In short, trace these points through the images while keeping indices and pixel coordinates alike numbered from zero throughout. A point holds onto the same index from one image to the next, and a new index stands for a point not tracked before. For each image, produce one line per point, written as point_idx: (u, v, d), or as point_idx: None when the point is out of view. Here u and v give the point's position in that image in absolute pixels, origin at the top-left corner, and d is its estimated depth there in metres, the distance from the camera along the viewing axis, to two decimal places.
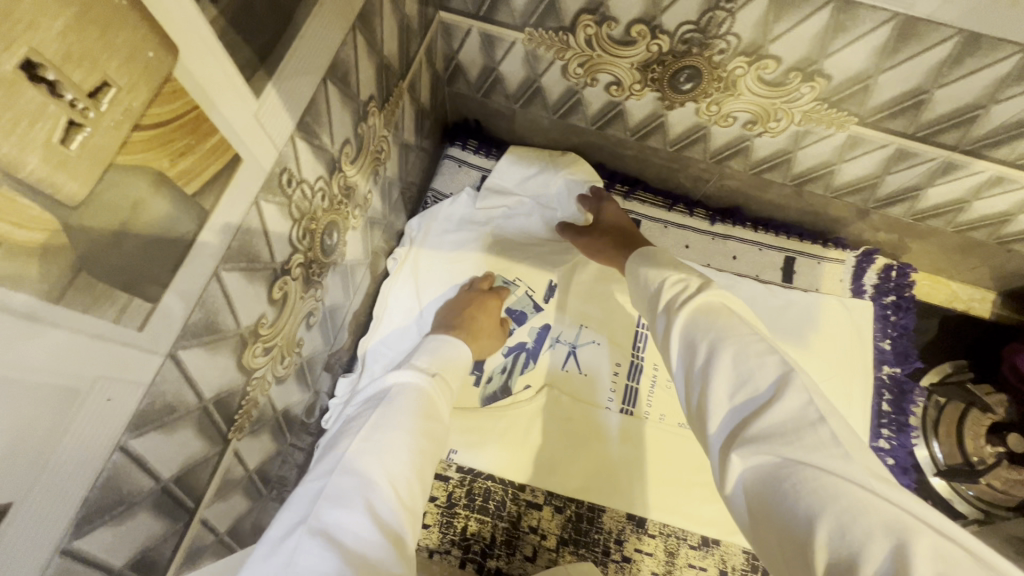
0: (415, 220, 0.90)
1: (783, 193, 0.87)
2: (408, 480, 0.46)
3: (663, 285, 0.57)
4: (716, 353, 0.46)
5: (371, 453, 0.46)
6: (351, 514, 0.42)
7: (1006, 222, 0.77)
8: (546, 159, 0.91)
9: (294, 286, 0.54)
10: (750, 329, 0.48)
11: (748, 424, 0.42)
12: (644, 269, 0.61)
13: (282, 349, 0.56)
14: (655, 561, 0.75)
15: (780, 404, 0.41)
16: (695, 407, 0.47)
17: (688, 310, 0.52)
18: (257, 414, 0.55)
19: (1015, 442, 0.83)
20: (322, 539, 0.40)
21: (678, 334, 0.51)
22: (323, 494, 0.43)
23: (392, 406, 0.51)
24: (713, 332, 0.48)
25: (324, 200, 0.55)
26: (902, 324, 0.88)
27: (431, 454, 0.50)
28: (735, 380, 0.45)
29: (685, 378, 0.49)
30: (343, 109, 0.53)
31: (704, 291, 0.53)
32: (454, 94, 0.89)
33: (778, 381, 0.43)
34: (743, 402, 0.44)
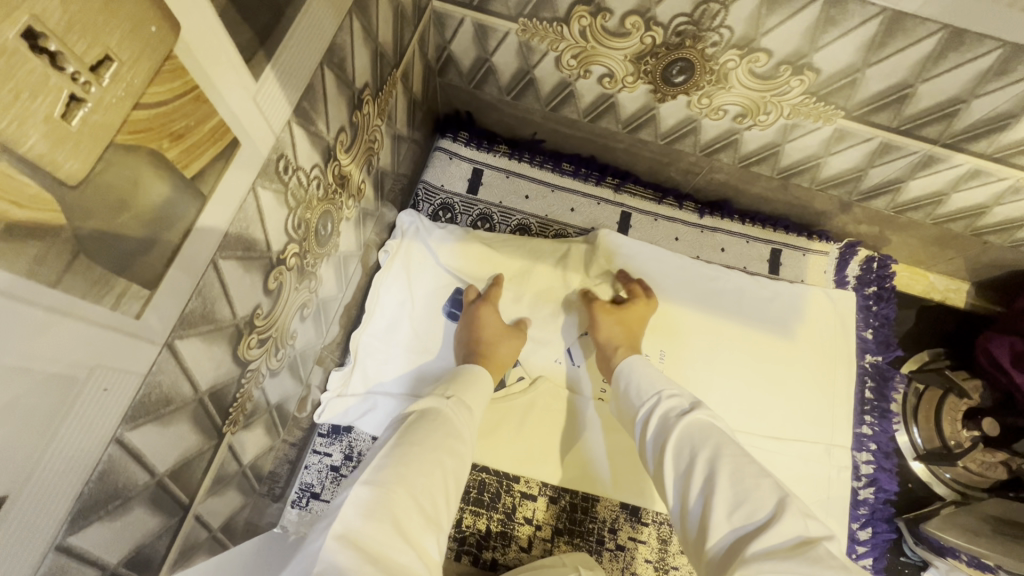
0: (406, 213, 0.88)
1: (770, 186, 0.89)
2: (428, 494, 0.46)
3: (660, 393, 0.61)
4: (714, 471, 0.49)
5: (393, 466, 0.47)
6: (375, 520, 0.41)
7: (982, 215, 0.80)
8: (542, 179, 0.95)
9: (289, 276, 0.53)
10: (741, 449, 0.52)
11: (751, 543, 0.43)
12: (645, 375, 0.66)
13: (276, 341, 0.55)
14: (648, 548, 0.77)
15: (779, 525, 0.43)
16: (695, 534, 0.48)
17: (684, 424, 0.55)
18: (251, 408, 0.54)
19: (989, 425, 0.83)
20: (342, 541, 0.39)
21: (673, 449, 0.54)
22: (345, 502, 0.43)
23: (411, 428, 0.53)
24: (708, 449, 0.51)
25: (319, 188, 0.54)
26: (882, 314, 0.91)
27: (452, 471, 0.51)
28: (732, 500, 0.47)
29: (681, 503, 0.51)
30: (338, 95, 0.52)
31: (697, 406, 0.57)
32: (446, 85, 0.88)
33: (775, 503, 0.45)
34: (742, 521, 0.45)
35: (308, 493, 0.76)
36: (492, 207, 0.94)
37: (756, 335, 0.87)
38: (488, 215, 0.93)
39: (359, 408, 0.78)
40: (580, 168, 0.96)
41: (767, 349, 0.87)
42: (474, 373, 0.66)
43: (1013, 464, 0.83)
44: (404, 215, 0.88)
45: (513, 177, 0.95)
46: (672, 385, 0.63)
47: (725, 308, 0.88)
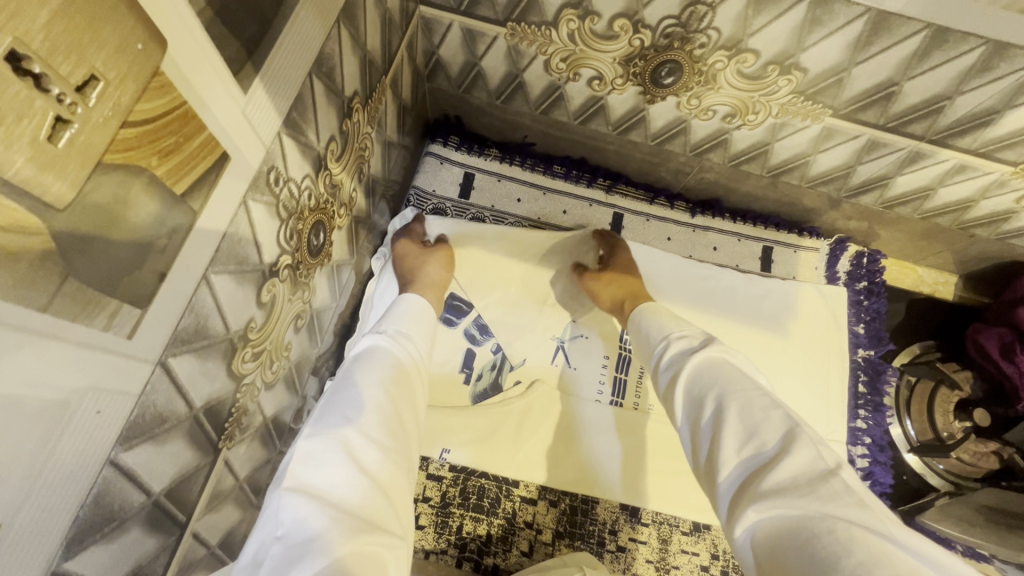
0: (399, 219, 0.88)
1: (760, 184, 0.89)
2: (381, 428, 0.46)
3: (669, 336, 0.61)
4: (723, 406, 0.48)
5: (340, 410, 0.46)
6: (326, 466, 0.41)
7: (968, 208, 0.81)
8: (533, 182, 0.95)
9: (282, 288, 0.53)
10: (751, 382, 0.50)
11: (759, 475, 0.42)
12: (656, 321, 0.65)
13: (270, 354, 0.55)
14: (649, 548, 0.77)
15: (787, 456, 0.42)
16: (705, 466, 0.48)
17: (694, 363, 0.54)
18: (247, 421, 0.53)
19: (980, 416, 0.85)
20: (297, 491, 0.40)
21: (684, 388, 0.53)
22: (294, 452, 0.42)
23: (359, 370, 0.51)
24: (718, 386, 0.50)
25: (311, 198, 0.54)
26: (874, 308, 0.92)
27: (403, 406, 0.51)
28: (743, 432, 0.46)
29: (692, 437, 0.50)
30: (328, 105, 0.52)
31: (707, 344, 0.56)
32: (435, 90, 0.88)
33: (785, 434, 0.44)
34: (751, 454, 0.44)
35: None
36: (485, 210, 0.94)
37: (750, 332, 0.88)
38: (481, 219, 0.93)
39: None
40: (571, 169, 0.96)
41: (762, 347, 0.87)
42: (411, 301, 0.65)
43: (1005, 454, 0.83)
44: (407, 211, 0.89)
45: (505, 180, 0.95)
46: (683, 326, 0.62)
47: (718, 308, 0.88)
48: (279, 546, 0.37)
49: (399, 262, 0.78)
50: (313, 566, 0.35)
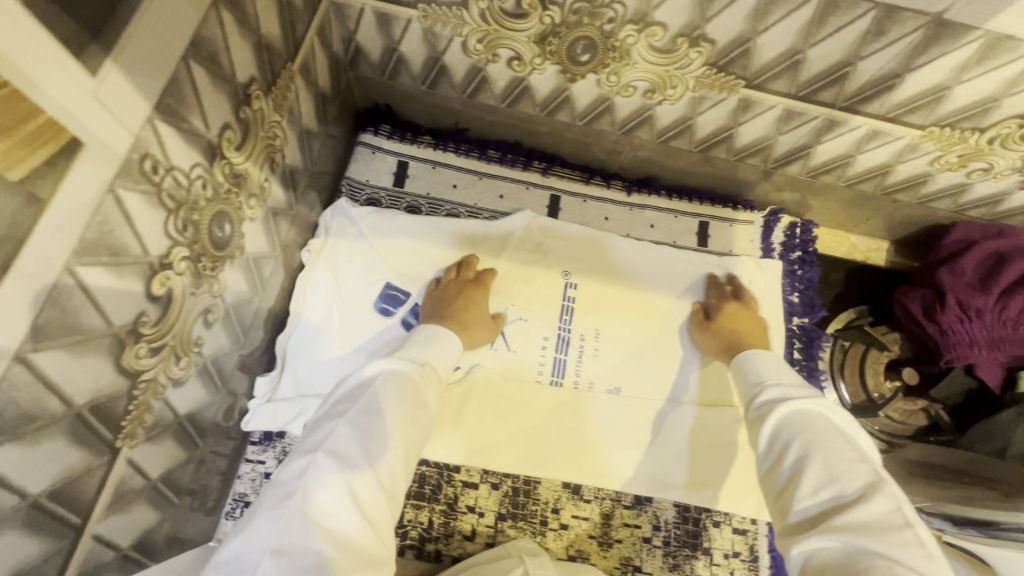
0: (334, 209, 0.87)
1: (691, 159, 0.90)
2: (383, 467, 0.53)
3: (768, 382, 0.65)
4: (807, 450, 0.54)
5: (356, 443, 0.53)
6: (334, 492, 0.49)
7: (887, 173, 0.83)
8: (467, 168, 0.94)
9: (181, 281, 0.51)
10: (843, 438, 0.55)
11: (829, 515, 0.49)
12: (759, 368, 0.70)
13: (176, 349, 0.53)
14: (591, 524, 0.78)
15: (864, 504, 0.48)
16: (777, 494, 0.54)
17: (796, 406, 0.60)
18: (152, 419, 0.52)
19: (909, 376, 0.88)
20: (304, 518, 0.47)
21: (772, 426, 0.59)
22: (308, 472, 0.50)
23: (369, 399, 0.57)
24: (806, 431, 0.56)
25: (207, 188, 0.52)
26: (807, 277, 0.94)
27: (414, 439, 0.58)
28: (823, 474, 0.51)
29: (768, 472, 0.57)
30: (217, 91, 0.50)
31: (803, 397, 0.61)
32: (360, 77, 0.86)
33: (866, 484, 0.49)
34: (828, 496, 0.50)
35: (241, 502, 0.75)
36: (420, 199, 0.93)
37: (687, 306, 0.88)
38: (416, 208, 0.92)
39: (290, 412, 0.76)
40: (506, 154, 0.95)
41: (695, 318, 0.88)
42: (440, 334, 0.71)
43: (932, 411, 0.86)
44: (339, 201, 0.88)
45: (439, 167, 0.94)
46: (786, 377, 0.66)
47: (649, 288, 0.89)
48: (276, 557, 0.44)
49: (462, 300, 0.80)
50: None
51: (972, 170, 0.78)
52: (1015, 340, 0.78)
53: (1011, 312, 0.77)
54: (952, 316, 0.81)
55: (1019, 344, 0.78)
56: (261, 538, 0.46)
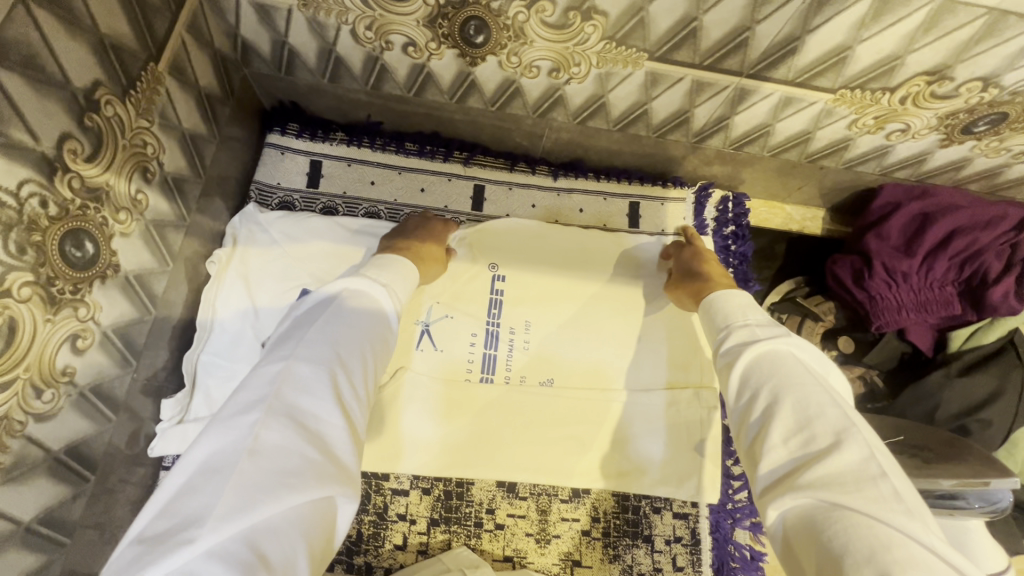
0: (240, 216, 0.81)
1: (614, 138, 0.87)
2: (361, 380, 0.52)
3: (735, 324, 0.60)
4: (778, 400, 0.51)
5: (330, 351, 0.51)
6: (315, 399, 0.47)
7: (808, 140, 0.81)
8: (385, 163, 0.90)
9: (25, 309, 0.47)
10: (811, 377, 0.52)
11: (800, 469, 0.46)
12: (722, 304, 0.64)
13: (33, 382, 0.49)
14: (528, 521, 0.76)
15: (842, 453, 0.46)
16: (748, 446, 0.52)
17: (758, 351, 0.56)
18: (11, 459, 0.48)
19: (845, 344, 0.86)
20: (285, 419, 0.45)
21: (740, 374, 0.56)
22: (282, 377, 0.48)
23: (344, 312, 0.55)
24: (775, 378, 0.53)
25: (49, 206, 0.48)
26: (741, 252, 0.91)
27: (384, 353, 0.57)
28: (794, 424, 0.49)
29: (740, 419, 0.54)
30: (44, 100, 0.46)
31: (771, 335, 0.57)
32: (256, 75, 0.81)
33: (839, 431, 0.47)
34: (801, 446, 0.48)
35: None
36: (336, 198, 0.89)
37: (623, 291, 0.85)
38: (333, 209, 0.88)
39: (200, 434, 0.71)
40: (425, 145, 0.91)
41: (619, 309, 0.84)
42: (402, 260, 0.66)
43: (868, 377, 0.83)
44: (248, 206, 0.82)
45: (355, 164, 0.89)
46: (752, 317, 0.61)
47: (577, 277, 0.85)
48: (256, 458, 0.42)
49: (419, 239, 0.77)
50: (297, 489, 0.42)
51: (891, 132, 0.77)
52: (940, 302, 0.79)
53: (936, 274, 0.78)
54: (881, 281, 0.79)
55: (944, 307, 0.79)
56: (240, 438, 0.44)
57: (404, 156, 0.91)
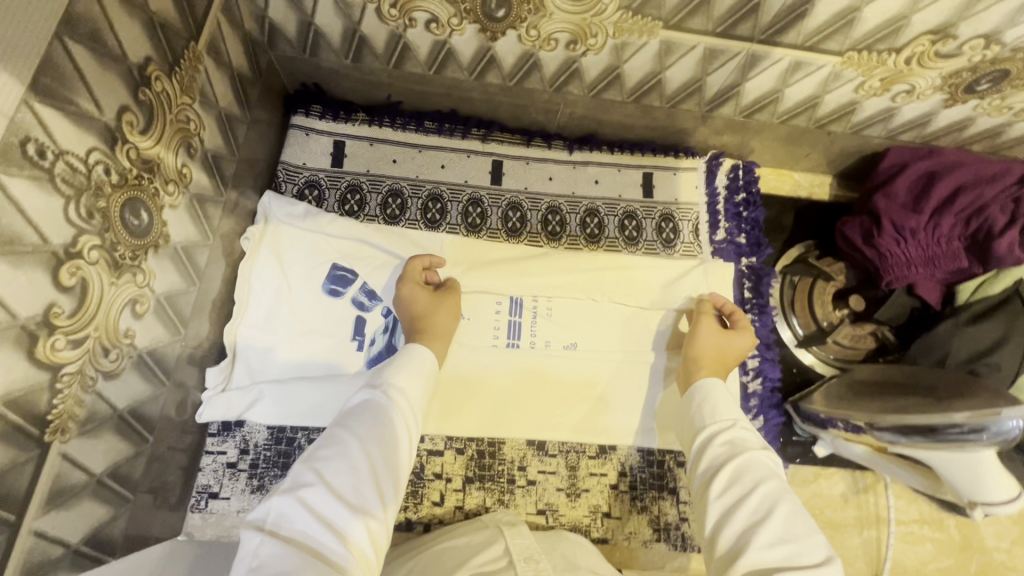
0: (263, 201, 0.82)
1: (627, 110, 0.90)
2: (353, 487, 0.52)
3: (723, 422, 0.64)
4: (764, 509, 0.53)
5: (329, 464, 0.53)
6: (312, 514, 0.49)
7: (817, 105, 0.84)
8: (405, 141, 0.93)
9: (94, 271, 0.50)
10: (793, 495, 0.56)
11: (781, 569, 0.49)
12: (712, 395, 0.67)
13: (101, 341, 0.52)
14: (558, 477, 0.80)
15: (822, 570, 0.49)
16: (723, 542, 0.53)
17: (743, 454, 0.59)
18: (85, 414, 0.51)
19: (856, 302, 0.90)
20: (283, 537, 0.47)
21: (726, 470, 0.58)
22: (286, 490, 0.51)
23: (346, 423, 0.58)
24: (763, 486, 0.55)
25: (111, 174, 0.51)
26: (752, 217, 0.94)
27: (390, 457, 0.57)
28: (781, 534, 0.51)
29: (718, 512, 0.56)
30: (106, 73, 0.49)
31: (759, 448, 0.60)
32: (281, 57, 0.84)
33: (822, 555, 0.50)
34: (785, 553, 0.50)
35: (206, 494, 0.75)
36: (360, 176, 0.91)
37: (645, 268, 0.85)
38: (358, 185, 0.90)
39: (244, 400, 0.75)
40: (444, 123, 0.94)
41: (626, 291, 0.84)
42: (409, 355, 0.68)
43: (879, 333, 0.89)
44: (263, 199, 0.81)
45: (377, 143, 0.92)
46: (746, 420, 0.65)
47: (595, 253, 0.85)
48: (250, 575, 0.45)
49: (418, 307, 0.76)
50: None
51: (897, 93, 0.80)
52: (948, 256, 0.81)
53: (942, 230, 0.80)
54: (889, 239, 0.82)
55: (951, 261, 0.81)
56: (243, 558, 0.47)
57: (424, 134, 0.94)
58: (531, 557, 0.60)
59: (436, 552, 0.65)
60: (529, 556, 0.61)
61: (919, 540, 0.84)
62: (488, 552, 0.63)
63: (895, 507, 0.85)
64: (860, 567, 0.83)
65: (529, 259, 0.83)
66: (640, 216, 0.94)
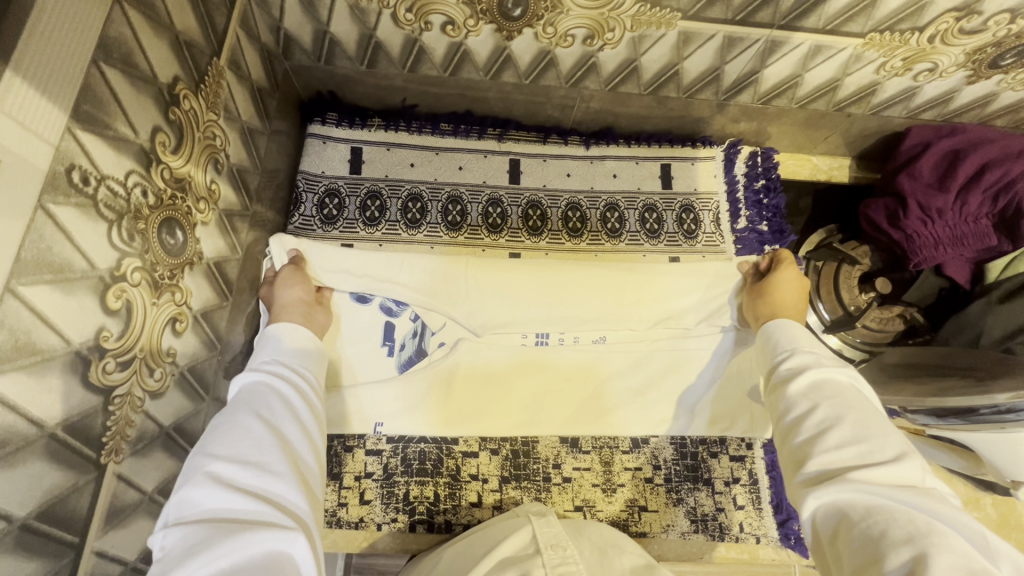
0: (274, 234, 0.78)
1: (644, 102, 0.89)
2: (258, 445, 0.48)
3: (792, 348, 0.62)
4: (830, 417, 0.51)
5: (216, 440, 0.48)
6: (211, 484, 0.44)
7: (837, 88, 0.83)
8: (422, 145, 0.93)
9: (138, 292, 0.51)
10: (870, 406, 0.53)
11: (851, 470, 0.47)
12: (777, 334, 0.65)
13: (146, 360, 0.53)
14: (593, 474, 0.80)
15: (895, 466, 0.46)
16: (794, 447, 0.52)
17: (814, 372, 0.57)
18: (136, 433, 0.52)
19: (883, 285, 0.88)
20: (187, 520, 0.42)
21: (797, 384, 0.56)
22: (178, 481, 0.45)
23: (234, 402, 0.53)
24: (837, 398, 0.53)
25: (147, 195, 0.51)
26: (773, 204, 0.94)
27: (288, 414, 0.53)
28: (854, 435, 0.49)
29: (786, 426, 0.54)
30: (139, 96, 0.49)
31: (835, 366, 0.58)
32: (296, 67, 0.84)
33: (898, 451, 0.48)
34: (855, 452, 0.48)
35: None
36: (379, 182, 0.91)
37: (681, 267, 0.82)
38: (377, 191, 0.90)
39: None
40: (459, 124, 0.94)
41: (647, 319, 0.80)
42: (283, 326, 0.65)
43: (907, 315, 0.88)
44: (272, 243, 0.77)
45: (394, 148, 0.92)
46: (817, 348, 0.62)
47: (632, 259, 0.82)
48: (161, 565, 0.40)
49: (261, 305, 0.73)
50: (213, 566, 0.38)
51: (919, 72, 0.79)
52: (976, 235, 0.79)
53: (970, 209, 0.79)
54: (916, 221, 0.82)
55: (980, 239, 0.80)
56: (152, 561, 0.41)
57: (439, 136, 0.93)
58: (557, 545, 0.59)
59: (474, 538, 0.67)
60: (555, 543, 0.60)
61: None
62: (516, 539, 0.62)
63: None
64: None
65: (546, 273, 0.80)
66: (660, 208, 0.94)
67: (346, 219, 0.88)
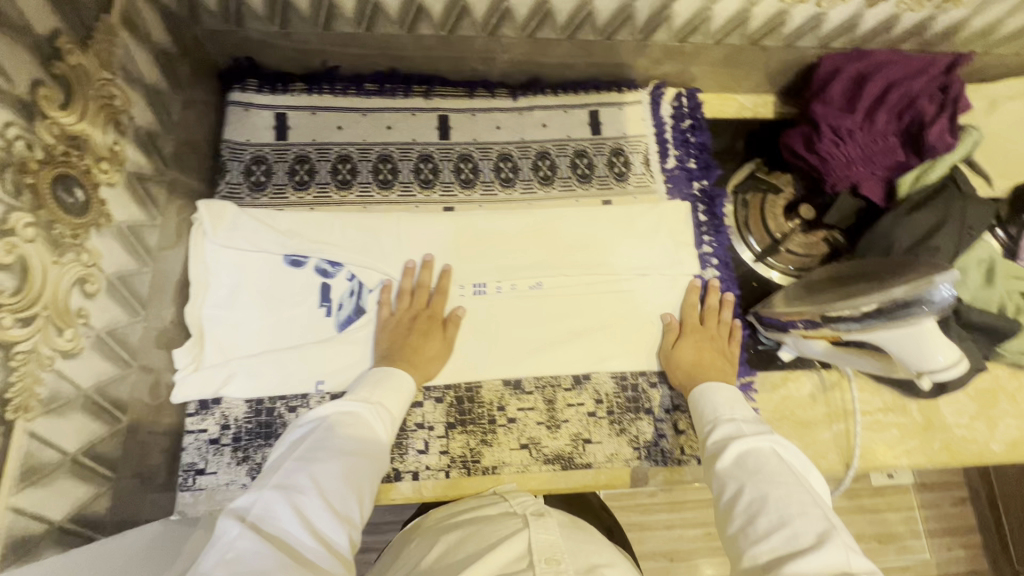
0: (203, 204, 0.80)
1: (564, 48, 0.90)
2: (342, 495, 0.56)
3: (723, 422, 0.66)
4: (760, 499, 0.53)
5: (311, 468, 0.56)
6: (295, 511, 0.52)
7: (747, 20, 0.85)
8: (347, 107, 0.92)
9: (34, 247, 0.50)
10: (793, 475, 0.56)
11: (783, 559, 0.48)
12: (715, 403, 0.70)
13: (54, 319, 0.52)
14: (537, 413, 0.82)
15: (821, 551, 0.47)
16: (732, 534, 0.54)
17: (741, 449, 0.60)
18: (47, 393, 0.51)
19: (805, 211, 0.93)
20: (261, 530, 0.49)
21: (728, 465, 0.59)
22: (268, 494, 0.53)
23: (329, 433, 0.61)
24: (763, 476, 0.56)
25: (35, 149, 0.50)
26: (699, 142, 0.97)
27: (369, 473, 0.60)
28: (780, 520, 0.51)
29: (723, 509, 0.56)
30: (12, 46, 0.48)
31: (758, 436, 0.61)
32: (207, 32, 0.82)
33: (820, 532, 0.49)
34: (784, 540, 0.49)
35: (193, 471, 0.74)
36: (307, 146, 0.90)
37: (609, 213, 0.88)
38: (305, 156, 0.89)
39: (218, 377, 0.76)
40: (384, 84, 0.93)
41: (578, 260, 0.86)
42: (386, 374, 0.72)
43: (830, 238, 0.92)
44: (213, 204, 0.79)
45: (319, 112, 0.91)
46: (741, 416, 0.66)
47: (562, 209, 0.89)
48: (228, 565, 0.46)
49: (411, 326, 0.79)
50: None
51: None
52: (885, 152, 0.83)
53: (878, 127, 0.82)
54: (829, 142, 0.84)
55: (888, 155, 0.83)
56: (217, 548, 0.48)
57: (365, 97, 0.93)
58: (551, 558, 0.57)
59: (463, 532, 0.64)
60: (550, 557, 0.57)
61: (885, 427, 0.87)
62: (511, 546, 0.59)
63: (860, 400, 0.88)
64: (832, 459, 0.86)
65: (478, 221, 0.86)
66: (591, 153, 0.95)
67: (275, 185, 0.88)
